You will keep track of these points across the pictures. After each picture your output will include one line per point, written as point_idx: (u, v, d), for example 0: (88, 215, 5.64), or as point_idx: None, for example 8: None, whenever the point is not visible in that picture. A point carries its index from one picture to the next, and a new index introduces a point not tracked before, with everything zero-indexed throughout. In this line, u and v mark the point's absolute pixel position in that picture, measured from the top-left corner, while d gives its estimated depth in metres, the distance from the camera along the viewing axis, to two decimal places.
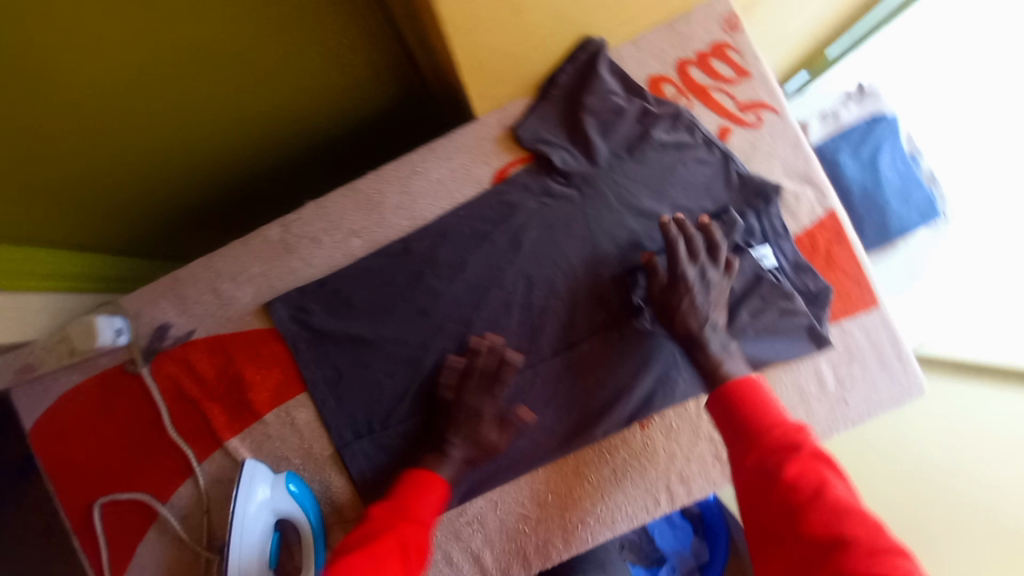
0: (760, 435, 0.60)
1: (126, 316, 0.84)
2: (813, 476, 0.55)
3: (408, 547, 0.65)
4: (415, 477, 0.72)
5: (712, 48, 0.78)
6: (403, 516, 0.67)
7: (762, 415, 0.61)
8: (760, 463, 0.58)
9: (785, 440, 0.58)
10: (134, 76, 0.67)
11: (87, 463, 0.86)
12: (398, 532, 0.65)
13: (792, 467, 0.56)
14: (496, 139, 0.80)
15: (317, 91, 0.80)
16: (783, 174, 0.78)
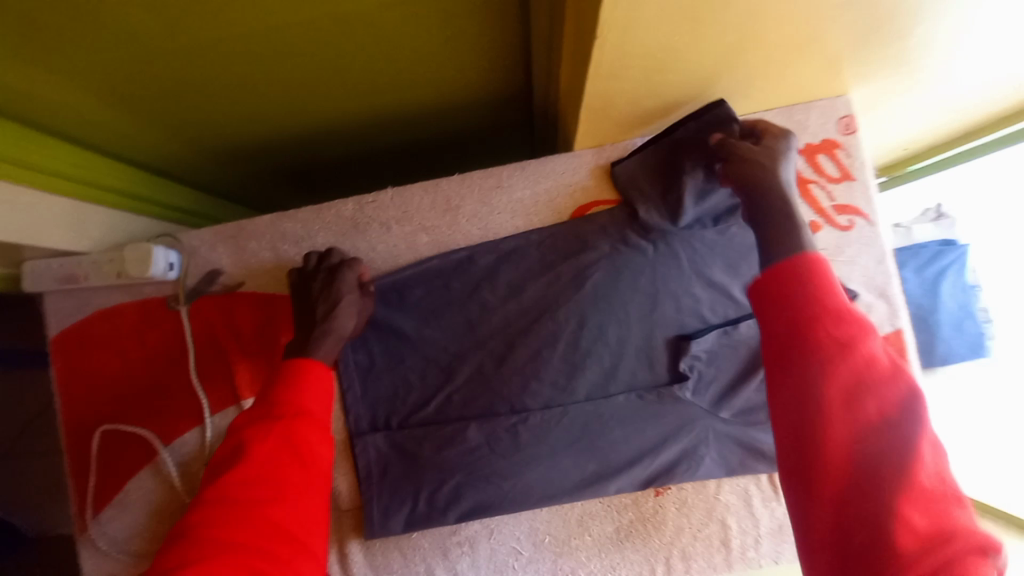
0: (829, 323, 0.49)
1: (181, 252, 0.84)
2: (880, 377, 0.47)
3: (300, 442, 0.65)
4: (294, 367, 0.70)
5: (823, 144, 0.79)
6: (286, 407, 0.67)
7: (832, 291, 0.51)
8: (822, 345, 0.48)
9: (852, 322, 0.49)
10: (256, 46, 0.66)
11: (102, 383, 0.85)
12: (285, 429, 0.65)
13: (859, 374, 0.47)
14: (586, 175, 0.82)
15: (428, 89, 0.81)
16: (860, 283, 0.78)
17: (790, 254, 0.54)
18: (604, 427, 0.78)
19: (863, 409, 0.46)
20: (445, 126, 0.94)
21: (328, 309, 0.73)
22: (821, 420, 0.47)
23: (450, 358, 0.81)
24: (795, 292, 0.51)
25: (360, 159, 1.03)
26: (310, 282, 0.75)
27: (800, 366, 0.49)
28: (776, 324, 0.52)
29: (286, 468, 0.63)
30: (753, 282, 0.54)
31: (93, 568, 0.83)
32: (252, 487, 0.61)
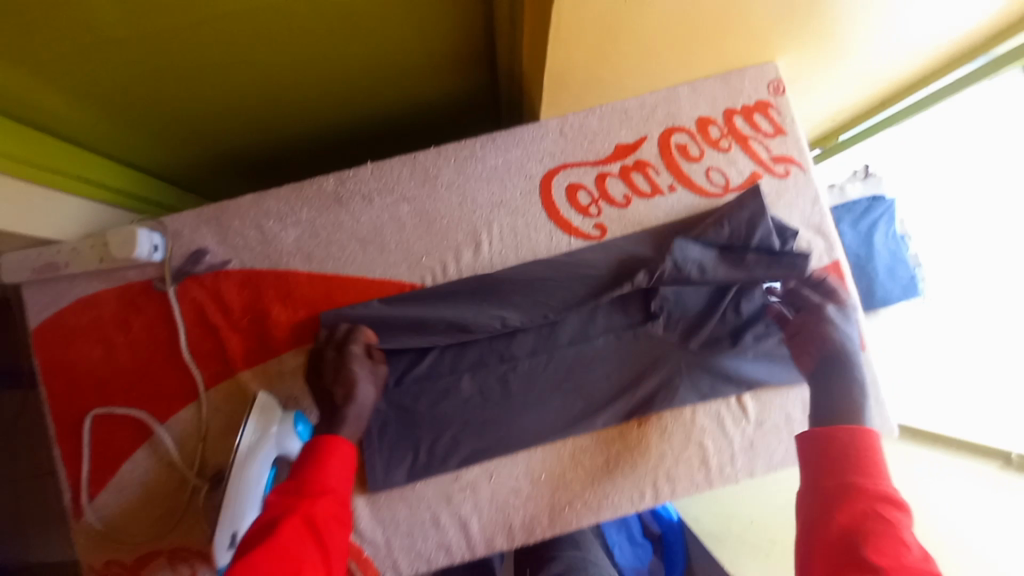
0: (870, 481, 0.63)
1: (165, 235, 0.85)
2: (914, 542, 0.57)
3: (319, 524, 0.64)
4: (318, 445, 0.73)
5: (757, 104, 0.89)
6: (311, 485, 0.68)
7: (874, 464, 0.65)
8: (866, 490, 0.62)
9: (892, 494, 0.62)
10: (229, 40, 0.68)
11: (86, 371, 0.85)
12: (304, 512, 0.64)
13: (896, 522, 0.59)
14: (553, 141, 0.89)
15: (398, 75, 0.86)
16: (800, 223, 0.88)
17: (841, 424, 0.69)
18: (586, 369, 0.85)
19: (905, 548, 0.56)
20: (416, 108, 0.99)
21: (343, 388, 0.78)
22: (869, 547, 0.56)
23: (439, 318, 0.85)
24: (846, 447, 0.66)
25: (335, 143, 1.06)
26: (324, 359, 0.81)
27: (852, 498, 0.61)
28: (826, 472, 0.66)
29: (300, 550, 0.60)
30: (800, 436, 0.71)
31: (92, 548, 0.85)
32: (261, 570, 0.57)
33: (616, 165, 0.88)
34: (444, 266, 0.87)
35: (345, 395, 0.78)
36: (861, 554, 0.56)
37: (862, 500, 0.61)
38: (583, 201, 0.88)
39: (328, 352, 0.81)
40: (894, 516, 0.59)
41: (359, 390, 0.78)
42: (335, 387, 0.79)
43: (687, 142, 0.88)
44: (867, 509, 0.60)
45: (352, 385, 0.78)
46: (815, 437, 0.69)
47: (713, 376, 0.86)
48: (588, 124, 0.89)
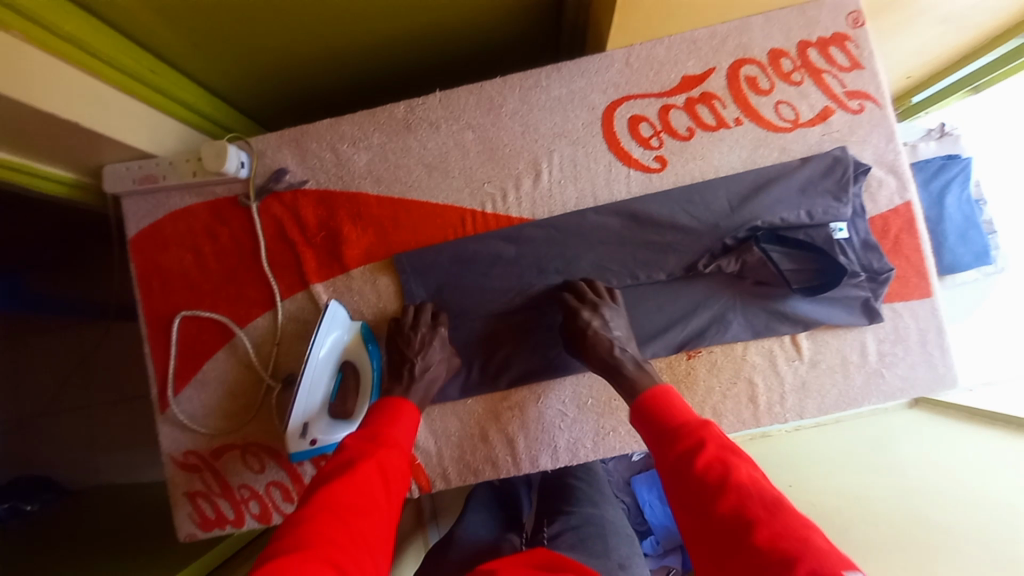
0: (673, 428, 0.65)
1: (251, 153, 0.93)
2: (720, 465, 0.58)
3: (389, 471, 0.66)
4: (388, 406, 0.75)
5: (834, 37, 0.86)
6: (384, 437, 0.70)
7: (671, 409, 0.67)
8: (668, 446, 0.63)
9: (689, 430, 0.63)
10: None
11: (178, 276, 0.94)
12: (378, 457, 0.66)
13: (701, 453, 0.60)
14: (618, 73, 0.89)
15: (470, 9, 0.88)
16: (872, 160, 0.85)
17: (637, 396, 0.72)
18: (639, 297, 0.87)
19: (724, 476, 0.56)
20: (482, 45, 1.01)
21: (421, 359, 0.82)
22: (707, 498, 0.56)
23: (498, 244, 0.89)
24: (640, 413, 0.69)
25: (399, 80, 1.10)
26: (411, 333, 0.83)
27: (659, 455, 0.64)
28: (647, 441, 0.68)
29: (371, 490, 0.62)
30: (630, 415, 0.71)
31: (173, 439, 0.93)
32: (338, 503, 0.59)
33: (680, 97, 0.88)
34: (505, 193, 0.90)
35: (425, 372, 0.81)
36: (685, 507, 0.57)
37: (669, 453, 0.62)
38: (645, 133, 0.89)
39: (410, 325, 0.85)
40: (694, 455, 0.60)
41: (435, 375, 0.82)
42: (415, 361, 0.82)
43: (757, 74, 0.87)
44: (674, 464, 0.61)
45: (427, 358, 0.82)
46: (637, 408, 0.70)
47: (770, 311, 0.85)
48: (655, 54, 0.89)
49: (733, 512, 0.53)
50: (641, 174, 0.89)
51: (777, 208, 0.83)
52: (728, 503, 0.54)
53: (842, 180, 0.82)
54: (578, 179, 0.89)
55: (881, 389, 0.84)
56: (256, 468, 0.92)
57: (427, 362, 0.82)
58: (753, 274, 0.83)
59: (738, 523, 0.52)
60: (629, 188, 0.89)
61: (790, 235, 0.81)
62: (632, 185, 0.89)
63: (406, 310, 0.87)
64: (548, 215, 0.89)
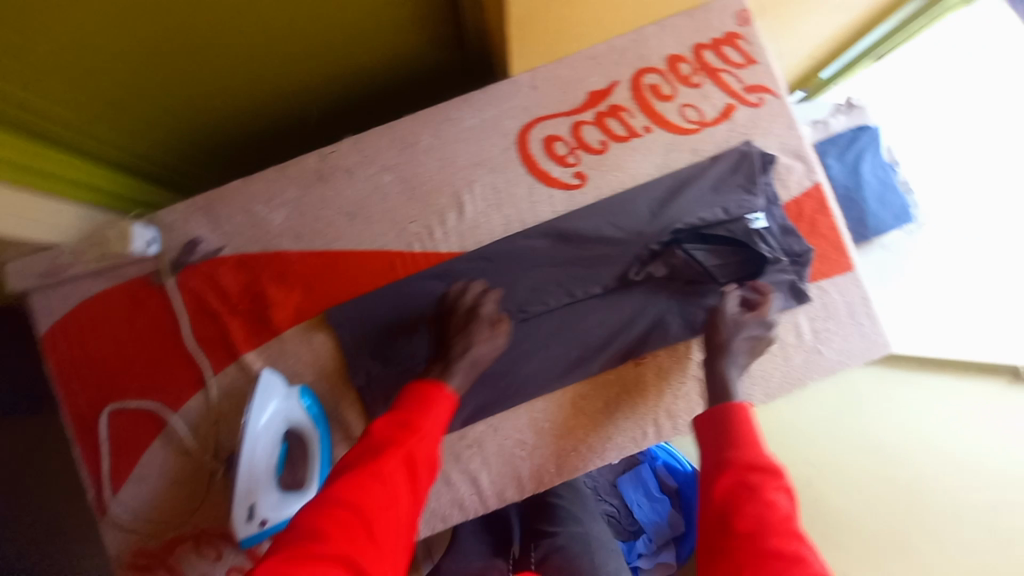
0: (745, 448, 0.65)
1: (160, 228, 0.89)
2: (783, 502, 0.59)
3: (416, 463, 0.64)
4: (419, 390, 0.72)
5: (726, 36, 0.88)
6: (416, 429, 0.67)
7: (748, 432, 0.67)
8: (738, 460, 0.64)
9: (763, 460, 0.63)
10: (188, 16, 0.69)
11: (100, 370, 0.90)
12: (406, 448, 0.64)
13: (762, 480, 0.61)
14: (526, 96, 0.89)
15: (367, 46, 0.88)
16: (778, 149, 0.87)
17: (717, 402, 0.73)
18: (579, 314, 0.87)
19: (774, 514, 0.57)
20: (389, 81, 1.00)
21: (459, 338, 0.79)
22: (743, 516, 0.58)
23: (431, 283, 0.87)
24: (720, 421, 0.69)
25: (313, 126, 1.07)
26: (459, 314, 0.82)
27: (715, 459, 0.66)
28: (707, 448, 0.68)
29: (396, 484, 0.60)
30: (697, 417, 0.73)
31: (116, 542, 0.87)
32: (364, 500, 0.58)
33: (590, 113, 0.89)
34: (431, 231, 0.88)
35: (462, 354, 0.78)
36: (729, 520, 0.59)
37: (727, 462, 0.64)
38: (561, 151, 0.89)
39: (445, 308, 0.83)
40: (761, 483, 0.61)
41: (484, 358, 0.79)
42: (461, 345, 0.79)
43: (659, 81, 0.89)
44: (737, 482, 0.61)
45: (460, 335, 0.80)
46: (711, 413, 0.71)
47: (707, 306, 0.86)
48: (559, 74, 0.89)
49: (783, 545, 0.55)
50: (564, 193, 0.89)
51: (695, 208, 0.85)
52: (782, 537, 0.55)
53: (750, 172, 0.86)
54: (503, 207, 0.89)
55: (821, 366, 0.86)
56: (213, 556, 0.87)
57: (461, 338, 0.79)
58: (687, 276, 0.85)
59: (784, 555, 0.53)
60: (554, 208, 0.89)
61: (711, 232, 0.84)
62: (556, 204, 0.89)
63: (452, 290, 0.85)
64: (478, 246, 0.89)
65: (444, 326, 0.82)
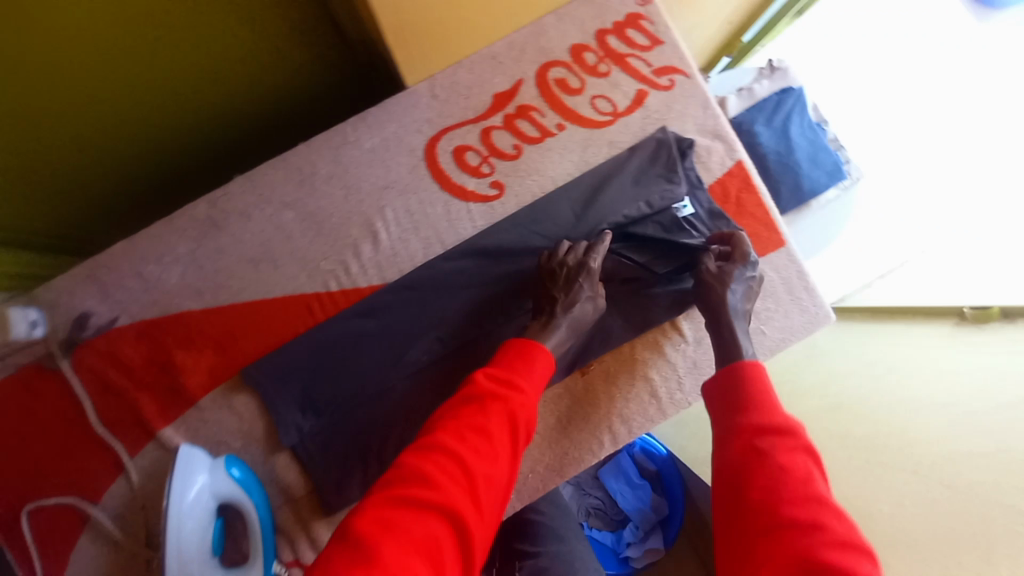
0: (758, 409, 0.59)
1: (41, 308, 0.80)
2: (802, 466, 0.53)
3: (518, 422, 0.57)
4: (524, 345, 0.64)
5: (628, 19, 0.84)
6: (521, 380, 0.60)
7: (762, 391, 0.61)
8: (749, 423, 0.58)
9: (778, 421, 0.57)
10: None
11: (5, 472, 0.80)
12: (507, 403, 0.57)
13: (774, 443, 0.55)
14: (428, 107, 0.83)
15: (242, 64, 0.81)
16: (696, 131, 0.84)
17: (732, 362, 0.66)
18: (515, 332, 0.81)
19: (787, 478, 0.52)
20: (283, 105, 0.92)
21: (569, 292, 0.73)
22: (754, 487, 0.52)
23: (353, 322, 0.81)
24: (730, 383, 0.63)
25: (210, 169, 0.98)
26: (558, 267, 0.76)
27: (724, 428, 0.60)
28: (718, 413, 0.62)
29: (496, 438, 0.54)
30: (706, 385, 0.66)
31: None
32: (467, 453, 0.52)
33: (497, 117, 0.84)
34: (345, 266, 0.82)
35: (559, 305, 0.72)
36: (740, 490, 0.53)
37: (737, 430, 0.58)
38: (473, 162, 0.84)
39: (559, 264, 0.76)
40: (774, 444, 0.55)
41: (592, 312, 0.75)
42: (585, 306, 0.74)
43: (566, 75, 0.84)
44: (750, 447, 0.55)
45: (563, 290, 0.73)
46: (720, 379, 0.65)
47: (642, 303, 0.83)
48: (458, 79, 0.83)
49: (799, 513, 0.48)
50: (482, 205, 0.84)
51: (619, 204, 0.81)
52: (798, 503, 0.49)
53: (672, 158, 0.82)
54: (419, 230, 0.83)
55: (766, 345, 0.84)
56: None
57: (563, 294, 0.73)
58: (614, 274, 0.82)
59: (797, 524, 0.47)
60: (474, 223, 0.84)
61: (637, 229, 0.80)
62: (475, 219, 0.84)
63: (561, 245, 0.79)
64: (399, 275, 0.83)
65: (548, 282, 0.75)
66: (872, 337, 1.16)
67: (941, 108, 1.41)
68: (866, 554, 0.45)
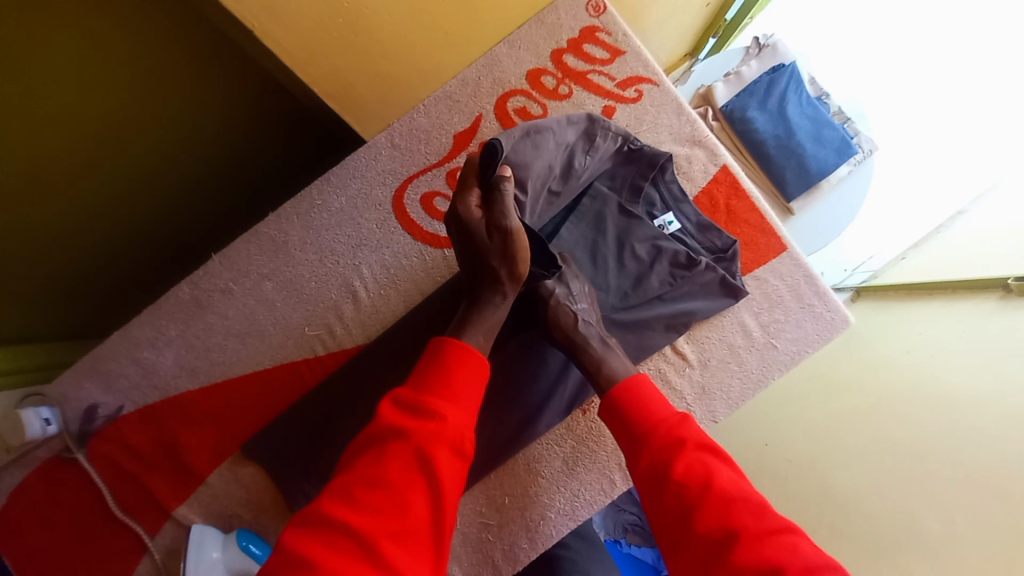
0: (648, 430, 0.56)
1: (53, 405, 0.80)
2: (701, 470, 0.52)
3: (430, 457, 0.51)
4: (437, 355, 0.58)
5: (583, 33, 0.83)
6: (436, 402, 0.54)
7: (644, 406, 0.58)
8: (645, 450, 0.55)
9: (669, 434, 0.55)
10: None
11: (25, 569, 0.74)
12: (412, 439, 0.51)
13: (676, 461, 0.53)
14: (391, 155, 0.82)
15: (203, 135, 0.83)
16: (672, 140, 0.83)
17: (613, 385, 0.62)
18: (513, 375, 0.78)
19: (695, 491, 0.51)
20: (256, 168, 0.95)
21: (507, 257, 0.63)
22: (673, 513, 0.51)
23: (339, 383, 0.78)
24: (620, 414, 0.59)
25: (192, 243, 0.99)
26: (480, 238, 0.63)
27: (628, 458, 0.57)
28: (619, 443, 0.59)
29: (400, 482, 0.50)
30: (600, 414, 0.62)
31: None
32: (365, 516, 0.47)
33: (462, 157, 0.83)
34: (330, 328, 0.82)
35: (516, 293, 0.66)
36: (663, 521, 0.52)
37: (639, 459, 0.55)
38: (442, 207, 0.82)
39: (473, 247, 0.63)
40: (670, 462, 0.53)
41: (517, 237, 0.63)
42: (499, 244, 0.63)
43: (526, 103, 0.83)
44: (653, 476, 0.54)
45: (498, 253, 0.63)
46: (608, 405, 0.61)
47: (596, 274, 0.77)
48: (416, 125, 0.83)
49: (712, 523, 0.49)
50: None
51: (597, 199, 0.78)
52: (710, 512, 0.49)
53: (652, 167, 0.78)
54: (398, 282, 0.82)
55: (779, 361, 0.77)
56: None
57: (497, 256, 0.63)
58: (550, 259, 0.67)
59: (719, 538, 0.48)
60: (451, 268, 0.82)
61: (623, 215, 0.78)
62: (452, 264, 0.82)
63: (462, 214, 0.63)
64: (381, 331, 0.81)
65: (474, 251, 0.63)
66: (912, 319, 1.04)
67: (935, 61, 1.35)
68: (781, 532, 0.47)
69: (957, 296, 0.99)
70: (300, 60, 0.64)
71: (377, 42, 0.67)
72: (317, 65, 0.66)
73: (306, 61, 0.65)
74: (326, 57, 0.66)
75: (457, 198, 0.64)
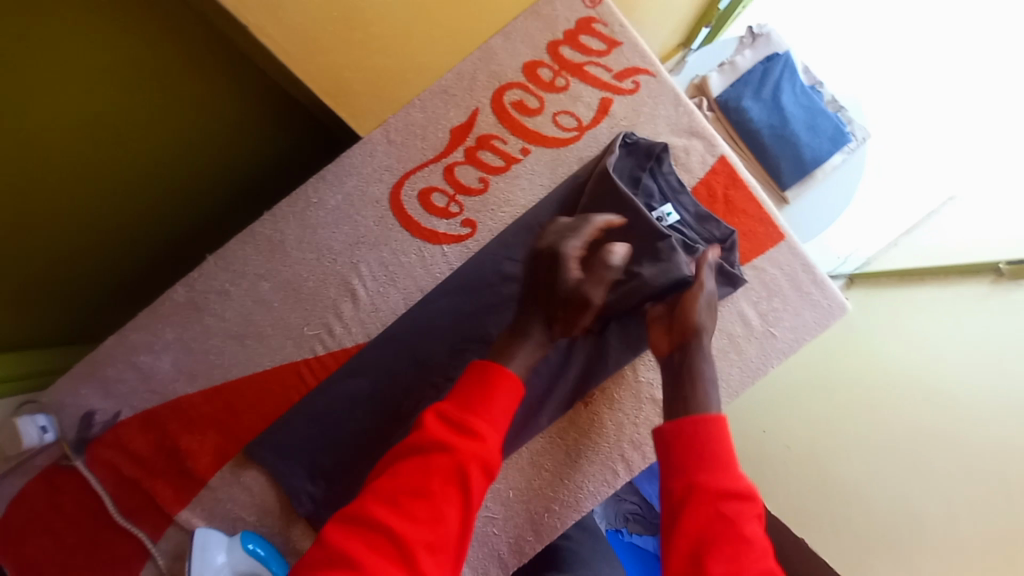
0: (717, 473, 0.57)
1: (49, 412, 0.79)
2: (756, 539, 0.54)
3: (470, 473, 0.53)
4: (484, 374, 0.61)
5: (579, 25, 0.82)
6: (476, 422, 0.56)
7: (719, 455, 0.59)
8: (712, 486, 0.56)
9: (740, 486, 0.56)
10: None
11: None
12: (455, 455, 0.54)
13: (737, 516, 0.54)
14: (387, 151, 0.81)
15: (195, 135, 0.81)
16: (670, 131, 0.83)
17: (694, 415, 0.63)
18: None
19: (747, 551, 0.53)
20: (249, 166, 0.93)
21: (571, 310, 0.74)
22: (717, 557, 0.52)
23: (341, 382, 0.78)
24: (693, 445, 0.60)
25: (185, 245, 0.97)
26: (566, 287, 0.74)
27: (687, 482, 0.57)
28: (673, 464, 0.60)
29: (439, 494, 0.52)
30: (666, 426, 0.63)
31: None
32: (404, 524, 0.50)
33: (458, 152, 0.82)
34: (329, 328, 0.81)
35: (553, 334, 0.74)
36: (700, 557, 0.53)
37: (700, 490, 0.56)
38: (440, 203, 0.82)
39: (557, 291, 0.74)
40: (732, 511, 0.55)
41: (589, 307, 0.74)
42: (573, 301, 0.74)
43: (522, 96, 0.83)
44: (711, 515, 0.55)
45: (569, 304, 0.74)
46: (683, 431, 0.62)
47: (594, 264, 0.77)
48: (412, 120, 0.81)
49: None
50: (455, 246, 0.81)
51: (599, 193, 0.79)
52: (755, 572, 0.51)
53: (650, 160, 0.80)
54: (397, 280, 0.81)
55: (778, 349, 0.78)
56: None
57: (568, 307, 0.74)
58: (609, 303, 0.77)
59: None
60: (451, 265, 0.81)
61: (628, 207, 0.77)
62: (451, 260, 0.81)
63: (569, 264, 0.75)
64: (382, 329, 0.80)
65: (553, 293, 0.74)
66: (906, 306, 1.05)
67: (926, 48, 1.35)
68: None
69: (950, 281, 1.00)
70: (293, 56, 0.63)
71: (371, 37, 0.66)
72: (311, 60, 0.65)
73: (300, 56, 0.64)
74: (319, 53, 0.65)
75: (567, 241, 0.76)
